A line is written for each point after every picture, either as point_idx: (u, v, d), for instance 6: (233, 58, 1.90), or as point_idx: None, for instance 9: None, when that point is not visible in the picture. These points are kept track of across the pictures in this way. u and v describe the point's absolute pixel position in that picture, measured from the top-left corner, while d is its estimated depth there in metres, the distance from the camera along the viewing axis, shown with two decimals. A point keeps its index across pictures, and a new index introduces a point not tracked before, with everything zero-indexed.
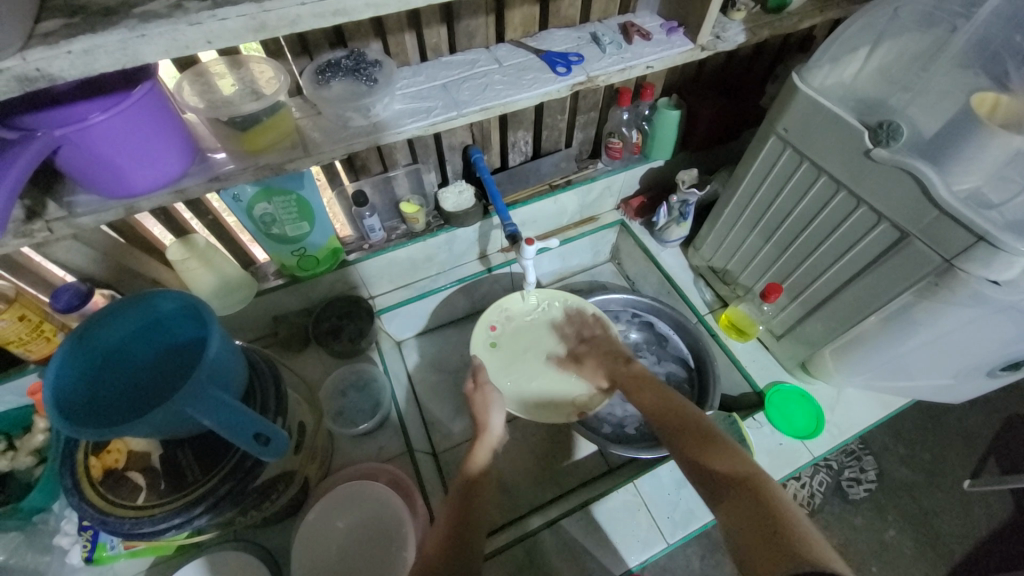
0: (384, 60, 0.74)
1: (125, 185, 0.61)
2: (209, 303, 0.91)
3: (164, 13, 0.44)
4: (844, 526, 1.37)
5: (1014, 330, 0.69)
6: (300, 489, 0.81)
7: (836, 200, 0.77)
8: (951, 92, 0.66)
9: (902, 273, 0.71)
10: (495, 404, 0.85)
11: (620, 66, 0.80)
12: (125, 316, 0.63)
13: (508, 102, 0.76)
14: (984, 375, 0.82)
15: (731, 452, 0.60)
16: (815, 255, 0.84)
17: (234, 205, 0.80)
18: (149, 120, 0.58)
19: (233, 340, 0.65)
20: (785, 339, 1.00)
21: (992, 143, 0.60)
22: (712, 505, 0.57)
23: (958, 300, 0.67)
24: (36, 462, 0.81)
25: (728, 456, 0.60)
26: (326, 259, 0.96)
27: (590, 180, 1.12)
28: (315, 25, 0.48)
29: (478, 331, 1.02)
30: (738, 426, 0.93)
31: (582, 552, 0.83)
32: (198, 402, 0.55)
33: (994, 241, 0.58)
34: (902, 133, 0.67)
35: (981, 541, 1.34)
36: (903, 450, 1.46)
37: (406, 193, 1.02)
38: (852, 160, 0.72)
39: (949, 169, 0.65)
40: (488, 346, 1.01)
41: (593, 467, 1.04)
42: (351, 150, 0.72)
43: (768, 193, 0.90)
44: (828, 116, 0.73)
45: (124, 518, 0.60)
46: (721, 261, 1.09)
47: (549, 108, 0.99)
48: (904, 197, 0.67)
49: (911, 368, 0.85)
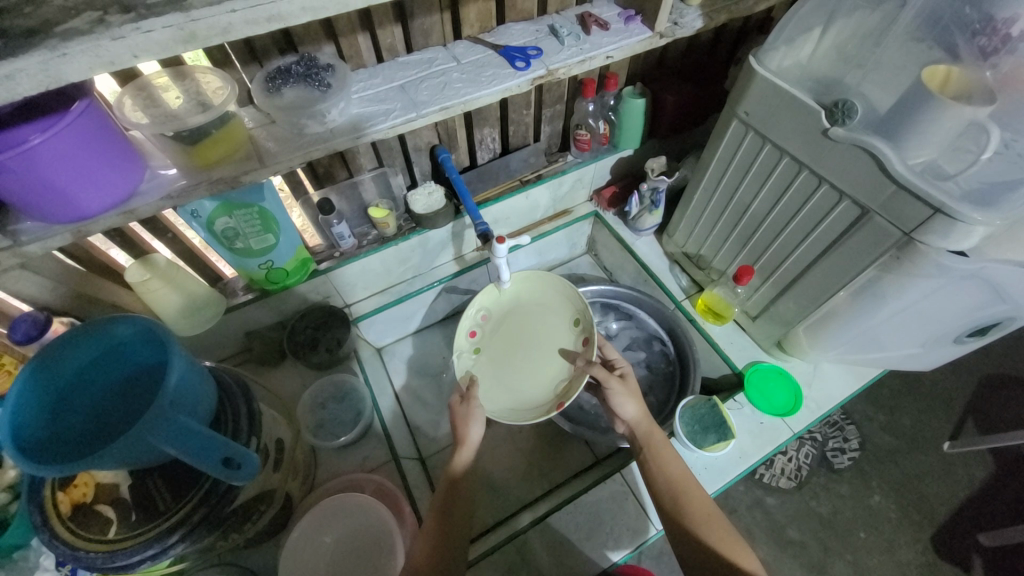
0: (337, 63, 0.72)
1: (69, 211, 0.58)
2: (175, 324, 0.88)
3: (86, 30, 0.41)
4: (829, 496, 1.41)
5: (974, 295, 0.72)
6: (283, 506, 0.79)
7: (799, 180, 0.78)
8: (904, 67, 0.67)
9: (865, 248, 0.73)
10: (479, 416, 0.78)
11: (580, 57, 0.80)
12: (79, 346, 0.61)
13: (468, 100, 0.75)
14: (950, 342, 0.85)
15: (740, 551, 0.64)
16: (783, 236, 0.85)
17: (193, 220, 0.77)
18: (90, 139, 0.55)
19: (199, 362, 0.63)
20: (760, 320, 1.01)
21: (944, 116, 0.61)
22: None
23: (920, 272, 0.69)
24: (10, 498, 0.74)
25: (743, 554, 0.64)
26: (295, 270, 0.93)
27: (561, 173, 1.11)
28: (250, 33, 0.46)
29: (460, 338, 0.95)
30: (719, 410, 0.93)
31: (572, 546, 0.83)
32: (161, 429, 0.53)
33: (950, 213, 0.60)
34: (856, 111, 0.67)
35: (960, 500, 1.39)
36: (884, 418, 1.51)
37: (375, 198, 1.00)
38: (812, 139, 0.73)
39: (903, 144, 0.66)
40: (472, 353, 0.96)
41: (582, 458, 1.04)
42: (309, 158, 0.70)
43: (734, 176, 0.90)
44: (787, 97, 0.74)
45: (95, 552, 0.58)
46: (695, 246, 1.09)
47: (513, 103, 0.98)
48: (862, 174, 0.68)
49: (882, 340, 0.86)
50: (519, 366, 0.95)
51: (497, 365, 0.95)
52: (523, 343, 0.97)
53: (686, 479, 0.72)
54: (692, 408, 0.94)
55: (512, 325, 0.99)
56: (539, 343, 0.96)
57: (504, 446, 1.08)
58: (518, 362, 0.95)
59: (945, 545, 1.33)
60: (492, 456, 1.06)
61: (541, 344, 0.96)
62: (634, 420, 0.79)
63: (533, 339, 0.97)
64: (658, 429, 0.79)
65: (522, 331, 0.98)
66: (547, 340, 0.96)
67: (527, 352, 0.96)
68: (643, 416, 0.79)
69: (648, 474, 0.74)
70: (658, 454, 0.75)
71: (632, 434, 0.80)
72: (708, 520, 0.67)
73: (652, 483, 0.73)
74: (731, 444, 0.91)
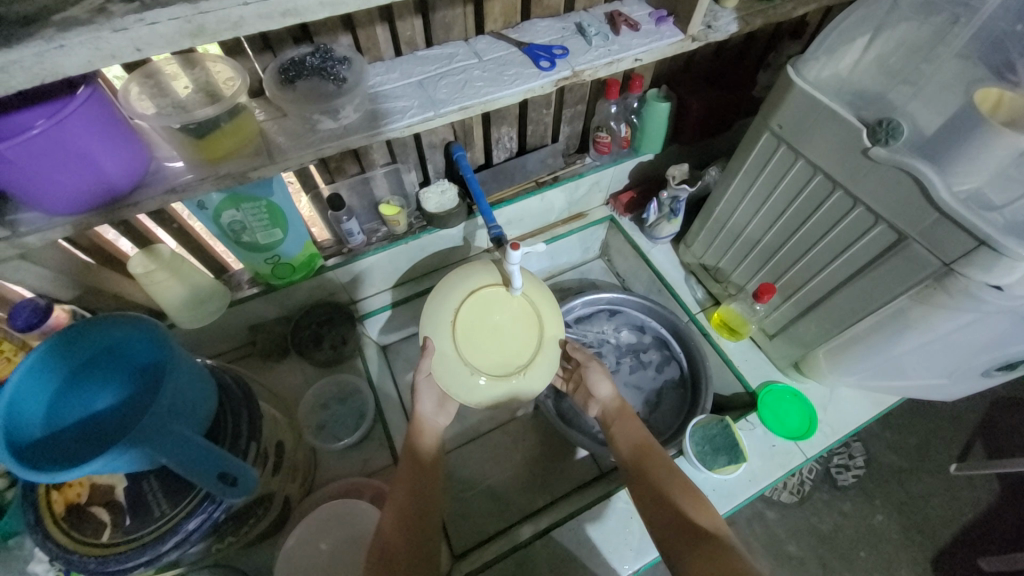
0: (354, 57, 0.69)
1: (70, 201, 0.55)
2: (177, 315, 0.85)
3: (86, 20, 0.39)
4: (832, 513, 1.39)
5: (1010, 330, 0.68)
6: (281, 509, 0.78)
7: (832, 199, 0.74)
8: (951, 85, 0.63)
9: (898, 276, 0.69)
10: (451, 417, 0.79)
11: (607, 58, 0.76)
12: (79, 345, 0.58)
13: (488, 100, 0.72)
14: (978, 375, 0.81)
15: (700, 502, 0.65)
16: (810, 255, 0.82)
17: (200, 212, 0.75)
18: (95, 129, 0.52)
19: (200, 367, 0.60)
20: (777, 339, 0.98)
21: (996, 144, 0.57)
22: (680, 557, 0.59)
23: (954, 304, 0.65)
24: (7, 485, 0.73)
25: (705, 508, 0.64)
26: (303, 266, 0.91)
27: (578, 176, 1.08)
28: (262, 27, 0.43)
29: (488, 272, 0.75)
30: (732, 431, 0.90)
31: (572, 562, 0.81)
32: (154, 438, 0.50)
33: (996, 246, 0.56)
34: (902, 132, 0.63)
35: (967, 524, 1.36)
36: (892, 437, 1.47)
37: (386, 195, 0.97)
38: (850, 158, 0.69)
39: (950, 169, 0.62)
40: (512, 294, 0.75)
41: (587, 471, 1.02)
42: (320, 155, 0.67)
43: (761, 190, 0.87)
44: (824, 111, 0.70)
45: (88, 556, 0.57)
46: (713, 259, 1.06)
47: (534, 102, 0.95)
48: (902, 198, 0.65)
49: (905, 368, 0.83)
50: (506, 343, 0.73)
51: (503, 310, 0.73)
52: (488, 326, 0.73)
53: (650, 443, 0.75)
54: (702, 428, 0.90)
55: (459, 324, 0.72)
56: (471, 360, 0.71)
57: (505, 454, 1.05)
58: (501, 337, 0.73)
59: (946, 568, 1.31)
60: (492, 462, 1.04)
61: (481, 336, 0.72)
62: (606, 400, 0.83)
63: (473, 341, 0.72)
64: (631, 410, 0.82)
65: (464, 343, 0.72)
66: (476, 355, 0.72)
67: (495, 337, 0.72)
68: (614, 396, 0.83)
69: (615, 443, 0.78)
70: (626, 424, 0.79)
71: (603, 414, 0.83)
72: (672, 479, 0.69)
73: (618, 451, 0.77)
74: (742, 467, 0.88)
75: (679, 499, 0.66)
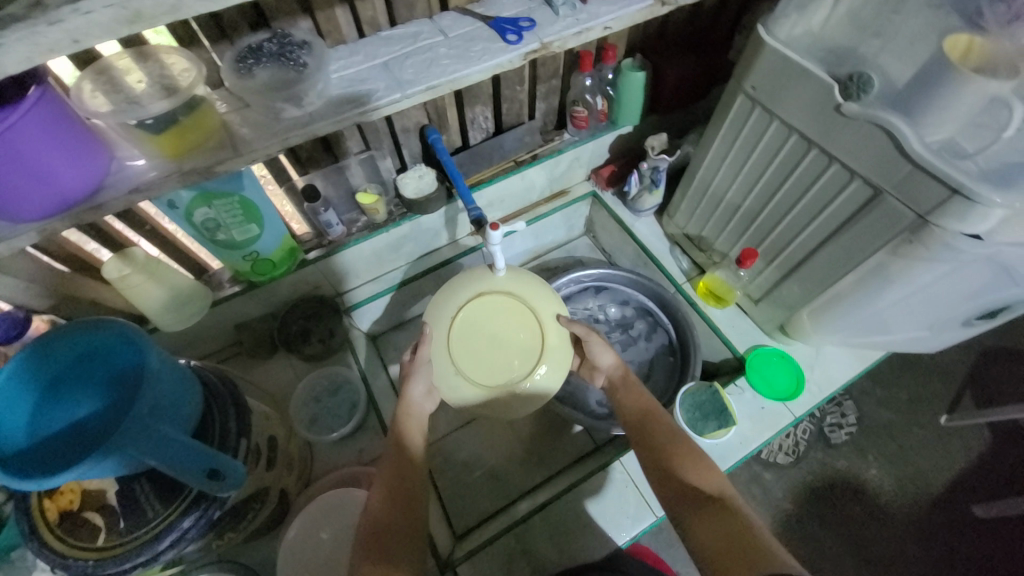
0: (313, 40, 0.67)
1: (31, 207, 0.54)
2: (160, 318, 0.84)
3: (18, 13, 0.37)
4: (826, 470, 1.42)
5: (988, 279, 0.69)
6: (279, 502, 0.79)
7: (808, 158, 0.74)
8: (923, 35, 0.64)
9: (876, 231, 0.70)
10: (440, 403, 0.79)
11: (576, 28, 0.74)
12: (58, 351, 0.59)
13: (456, 78, 0.70)
14: (959, 325, 0.83)
15: (704, 466, 0.65)
16: (790, 216, 0.82)
17: (171, 212, 0.74)
18: (50, 131, 0.51)
19: (179, 367, 0.59)
20: (763, 303, 0.98)
21: (966, 91, 0.57)
22: (682, 519, 0.61)
23: (931, 256, 0.65)
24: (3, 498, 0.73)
25: (707, 470, 0.65)
26: (282, 261, 0.90)
27: (557, 152, 1.06)
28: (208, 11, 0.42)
29: (483, 276, 0.78)
30: (720, 396, 0.92)
31: (571, 533, 0.83)
32: (137, 440, 0.50)
33: (969, 194, 0.56)
34: (873, 84, 0.64)
35: (956, 473, 1.40)
36: (882, 393, 1.50)
37: (362, 183, 0.96)
38: (824, 115, 0.68)
39: (921, 120, 0.62)
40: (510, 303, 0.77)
41: (582, 445, 1.04)
42: (288, 145, 0.65)
43: (739, 155, 0.86)
44: (795, 69, 0.69)
45: (86, 560, 0.57)
46: (696, 228, 1.06)
47: (506, 79, 0.93)
48: (876, 152, 0.64)
49: (888, 324, 0.84)
50: (504, 351, 0.75)
51: (500, 320, 0.76)
52: (485, 334, 0.76)
53: (654, 408, 0.75)
54: (693, 395, 0.93)
55: (456, 329, 0.75)
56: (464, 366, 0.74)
57: (501, 434, 1.06)
58: (498, 347, 0.75)
59: (937, 515, 1.36)
60: (490, 443, 1.05)
61: (478, 344, 0.75)
62: (610, 368, 0.82)
63: (470, 348, 0.75)
64: (634, 376, 0.82)
65: (460, 350, 0.75)
66: (472, 361, 0.75)
67: (492, 346, 0.75)
68: (617, 364, 0.82)
69: (620, 408, 0.78)
70: (631, 391, 0.79)
71: (608, 381, 0.83)
72: (674, 444, 0.69)
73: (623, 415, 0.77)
74: (732, 430, 0.90)
75: (682, 461, 0.67)
